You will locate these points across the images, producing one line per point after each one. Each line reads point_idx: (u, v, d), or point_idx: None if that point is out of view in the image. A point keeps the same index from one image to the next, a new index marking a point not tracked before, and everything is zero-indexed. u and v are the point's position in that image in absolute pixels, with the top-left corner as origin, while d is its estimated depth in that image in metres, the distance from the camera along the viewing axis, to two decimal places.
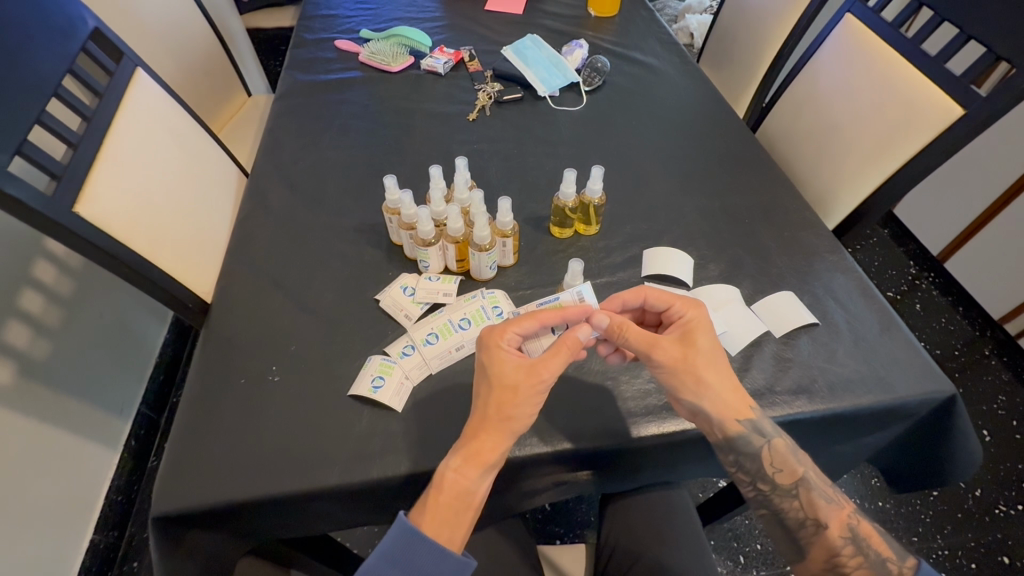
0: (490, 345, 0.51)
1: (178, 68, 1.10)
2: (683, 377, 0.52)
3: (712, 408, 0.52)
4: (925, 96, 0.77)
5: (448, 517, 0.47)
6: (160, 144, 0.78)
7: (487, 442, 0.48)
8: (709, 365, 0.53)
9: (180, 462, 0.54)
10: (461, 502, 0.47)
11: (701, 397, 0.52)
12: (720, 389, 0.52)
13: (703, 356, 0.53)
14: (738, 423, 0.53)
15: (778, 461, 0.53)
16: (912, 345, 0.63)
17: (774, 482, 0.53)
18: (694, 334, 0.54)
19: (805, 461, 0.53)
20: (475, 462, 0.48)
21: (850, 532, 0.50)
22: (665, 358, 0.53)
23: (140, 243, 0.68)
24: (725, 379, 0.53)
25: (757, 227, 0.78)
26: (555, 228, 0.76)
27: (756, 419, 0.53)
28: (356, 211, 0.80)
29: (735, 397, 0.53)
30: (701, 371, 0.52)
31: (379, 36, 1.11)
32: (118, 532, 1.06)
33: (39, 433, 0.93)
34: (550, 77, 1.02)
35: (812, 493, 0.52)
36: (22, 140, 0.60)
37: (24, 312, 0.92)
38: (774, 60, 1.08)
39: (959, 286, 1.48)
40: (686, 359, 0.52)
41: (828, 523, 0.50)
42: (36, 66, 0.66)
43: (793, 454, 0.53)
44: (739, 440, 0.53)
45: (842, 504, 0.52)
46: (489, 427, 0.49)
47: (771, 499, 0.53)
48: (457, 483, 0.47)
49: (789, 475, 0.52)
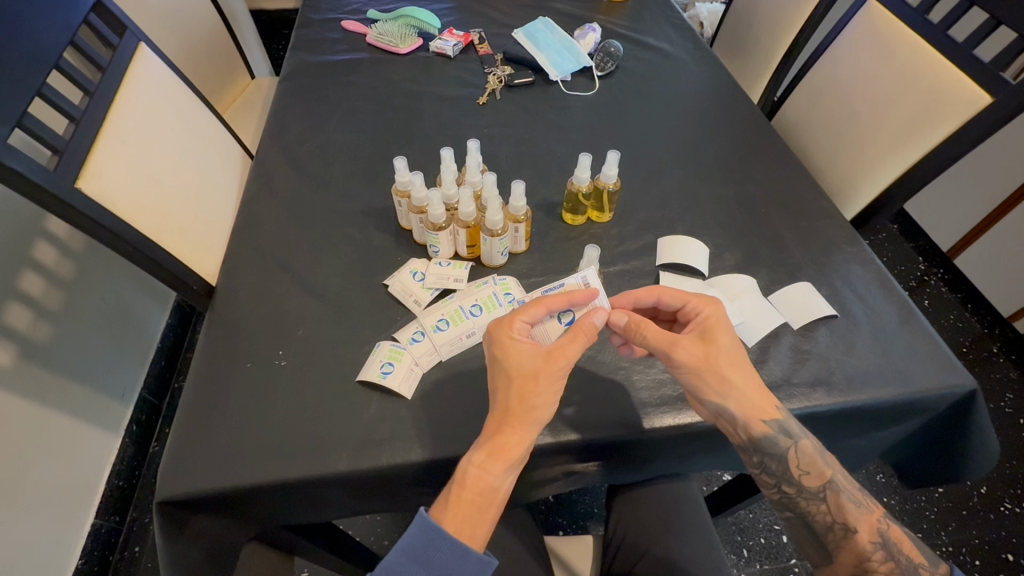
0: (502, 337, 0.50)
1: (180, 46, 1.07)
2: (707, 376, 0.51)
3: (737, 409, 0.51)
4: (951, 83, 0.75)
5: (472, 514, 0.45)
6: (164, 121, 0.76)
7: (511, 438, 0.47)
8: (732, 365, 0.52)
9: (185, 447, 0.53)
10: (484, 498, 0.46)
11: (726, 398, 0.51)
12: (744, 388, 0.51)
13: (725, 356, 0.52)
14: (764, 424, 0.52)
15: (805, 463, 0.52)
16: (932, 338, 0.62)
17: (800, 484, 0.52)
18: (714, 333, 0.53)
19: (833, 464, 0.53)
20: (499, 458, 0.46)
21: (880, 537, 0.50)
22: (688, 358, 0.51)
23: (143, 222, 0.67)
24: (748, 378, 0.52)
25: (773, 217, 0.76)
26: (568, 215, 0.75)
27: (782, 420, 0.52)
28: (364, 195, 0.79)
29: (760, 397, 0.52)
30: (725, 371, 0.51)
31: (387, 17, 1.09)
32: (119, 517, 1.06)
33: (39, 417, 0.91)
34: (562, 61, 1.00)
35: (840, 496, 0.51)
36: (23, 112, 0.58)
37: (24, 293, 0.91)
38: (791, 48, 1.05)
39: (969, 282, 1.46)
40: (708, 359, 0.51)
41: (857, 527, 0.50)
42: (37, 37, 0.64)
43: (822, 456, 0.52)
44: (765, 441, 0.52)
45: (872, 508, 0.51)
46: (513, 421, 0.47)
47: (798, 501, 0.53)
48: (479, 479, 0.46)
49: (817, 478, 0.52)
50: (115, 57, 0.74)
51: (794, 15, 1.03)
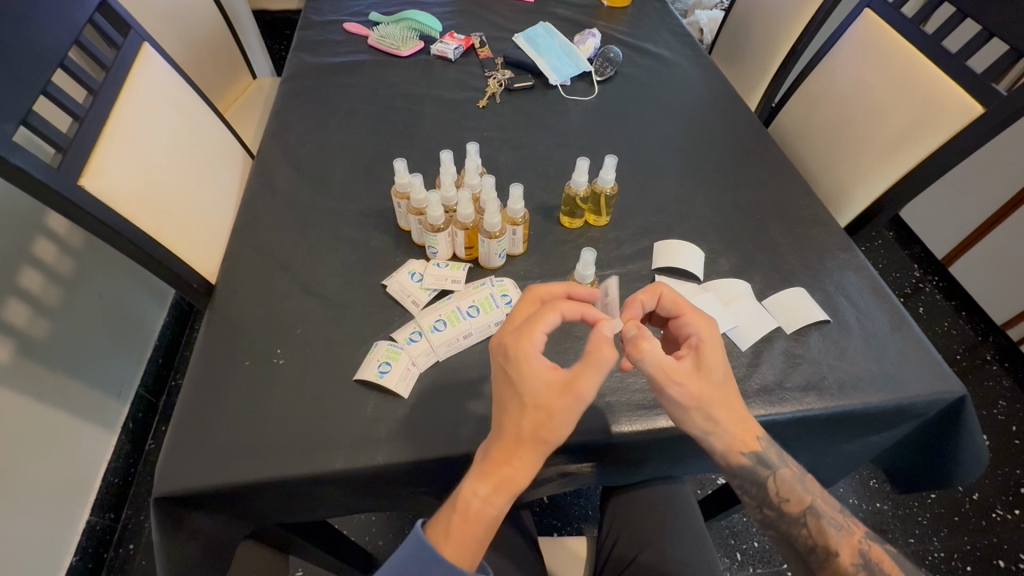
0: (522, 355, 0.46)
1: (182, 44, 1.08)
2: (695, 412, 0.51)
3: (716, 441, 0.52)
4: (945, 93, 0.76)
5: (474, 543, 0.45)
6: (167, 121, 0.77)
7: (519, 472, 0.46)
8: (720, 402, 0.51)
9: (182, 444, 0.54)
10: (487, 529, 0.46)
11: (710, 433, 0.52)
12: (730, 426, 0.51)
13: (715, 392, 0.51)
14: (742, 456, 0.52)
15: (785, 490, 0.53)
16: (923, 344, 0.63)
17: (781, 510, 0.54)
18: (710, 365, 0.51)
19: (813, 489, 0.54)
20: (505, 493, 0.46)
21: (861, 559, 0.51)
22: (682, 394, 0.50)
23: (145, 219, 0.67)
24: (734, 415, 0.52)
25: (768, 222, 0.77)
26: (565, 218, 0.76)
27: (761, 451, 0.53)
28: (363, 195, 0.79)
29: (741, 429, 0.52)
30: (713, 410, 0.51)
31: (389, 20, 1.09)
32: (114, 514, 1.06)
33: (38, 414, 0.92)
34: (562, 66, 1.01)
35: (821, 521, 0.53)
36: (28, 110, 0.58)
37: (23, 290, 0.91)
38: (787, 56, 1.07)
39: (962, 290, 1.48)
40: (699, 395, 0.50)
41: (839, 549, 0.52)
42: (43, 36, 0.65)
43: (801, 483, 0.54)
44: (742, 469, 0.53)
45: (852, 529, 0.53)
46: (523, 453, 0.46)
47: (779, 524, 0.54)
48: (483, 511, 0.46)
49: (796, 504, 0.53)
50: (119, 57, 0.75)
51: (793, 23, 1.04)
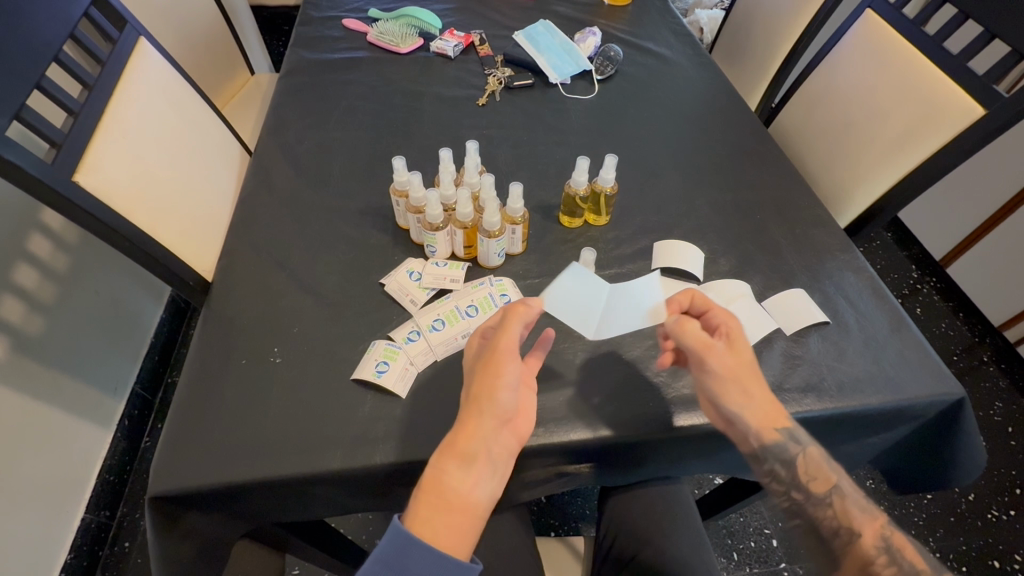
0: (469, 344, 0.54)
1: (180, 39, 1.07)
2: (732, 385, 0.53)
3: (750, 417, 0.53)
4: (947, 94, 0.76)
5: (432, 514, 0.44)
6: (163, 117, 0.76)
7: (464, 434, 0.47)
8: (754, 376, 0.54)
9: (178, 443, 0.53)
10: (445, 501, 0.45)
11: (744, 406, 0.53)
12: (763, 400, 0.53)
13: (750, 366, 0.54)
14: (774, 431, 0.53)
15: (812, 468, 0.52)
16: (922, 346, 0.63)
17: (807, 490, 0.51)
18: (743, 344, 0.55)
19: (839, 473, 0.52)
20: (454, 456, 0.46)
21: (883, 541, 0.46)
22: (718, 366, 0.53)
23: (141, 215, 0.67)
24: (766, 391, 0.54)
25: (768, 223, 0.77)
26: (565, 217, 0.75)
27: (791, 427, 0.53)
28: (362, 193, 0.79)
29: (771, 402, 0.54)
30: (747, 383, 0.53)
31: (388, 16, 1.08)
32: (109, 512, 1.05)
33: (33, 411, 0.92)
34: (563, 64, 1.00)
35: (846, 503, 0.50)
36: (21, 105, 0.58)
37: (18, 287, 0.90)
38: (788, 55, 1.06)
39: (960, 291, 1.48)
40: (735, 368, 0.53)
41: (862, 531, 0.48)
42: (38, 31, 0.64)
43: (828, 463, 0.52)
44: (774, 447, 0.53)
45: (877, 513, 0.49)
46: (467, 417, 0.48)
47: (806, 509, 0.51)
48: (438, 478, 0.46)
49: (822, 483, 0.51)
50: (115, 51, 0.74)
51: (794, 23, 1.04)
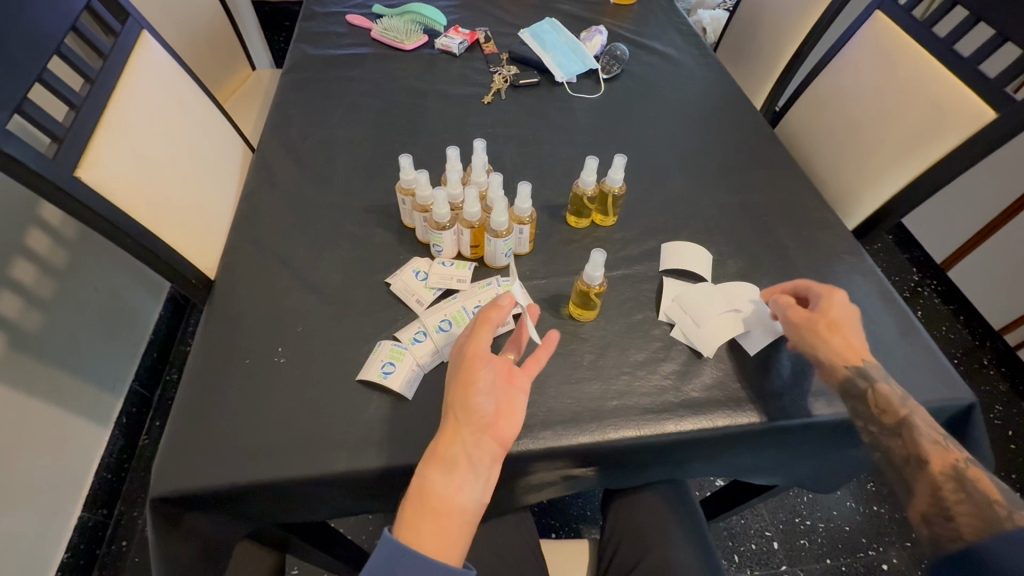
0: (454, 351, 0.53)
1: (181, 33, 1.05)
2: (805, 329, 0.58)
3: (822, 353, 0.57)
4: (957, 97, 0.76)
5: (415, 520, 0.44)
6: (165, 111, 0.75)
7: (444, 440, 0.47)
8: (834, 323, 0.58)
9: (180, 443, 0.52)
10: (427, 508, 0.44)
11: (816, 345, 0.57)
12: (835, 343, 0.57)
13: (832, 316, 0.59)
14: (845, 368, 0.56)
15: (882, 402, 0.53)
16: (931, 350, 0.62)
17: (878, 422, 0.53)
18: (839, 300, 0.60)
19: (912, 405, 0.53)
20: (434, 463, 0.46)
21: (953, 470, 0.48)
22: (793, 315, 0.59)
23: (143, 211, 0.66)
24: (843, 338, 0.57)
25: (776, 225, 0.76)
26: (572, 217, 0.75)
27: (866, 367, 0.56)
28: (366, 191, 0.78)
29: (844, 346, 0.57)
30: (822, 326, 0.58)
31: (392, 13, 1.07)
32: (106, 510, 1.04)
33: (30, 408, 0.91)
34: (569, 62, 0.99)
35: (915, 434, 0.51)
36: (22, 97, 0.57)
37: (16, 282, 0.89)
38: (794, 56, 1.06)
39: (961, 295, 1.48)
40: (811, 316, 0.59)
41: (930, 459, 0.50)
42: (39, 22, 0.63)
43: (899, 397, 0.53)
44: (847, 385, 0.55)
45: (950, 445, 0.50)
46: (446, 424, 0.48)
47: (877, 440, 0.53)
48: (420, 487, 0.45)
49: (892, 416, 0.52)
50: (118, 44, 0.73)
51: (801, 24, 1.03)
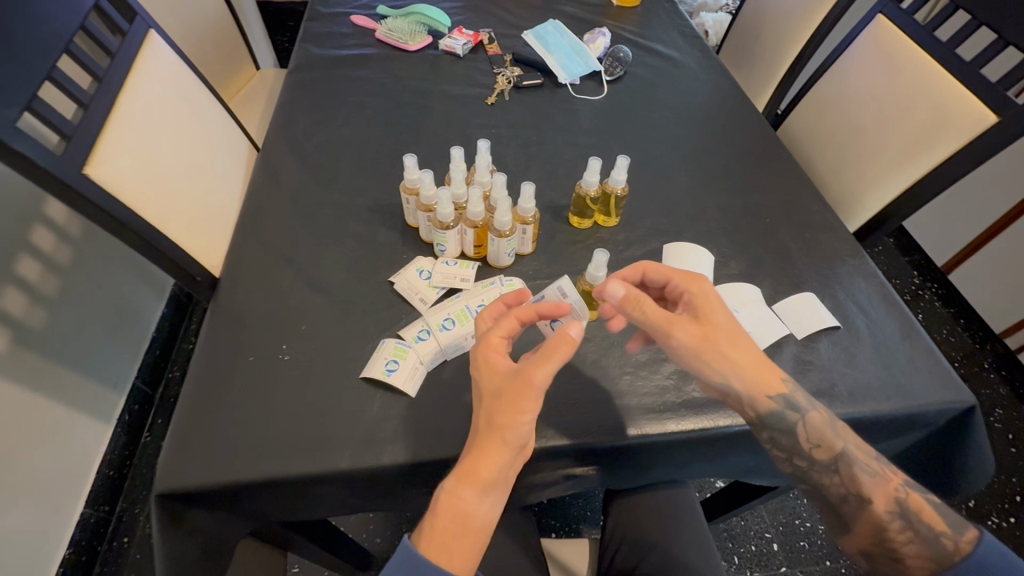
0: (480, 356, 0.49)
1: (187, 33, 1.06)
2: (708, 359, 0.52)
3: (738, 385, 0.52)
4: (959, 101, 0.76)
5: (447, 539, 0.43)
6: (172, 110, 0.76)
7: (484, 462, 0.45)
8: (732, 343, 0.52)
9: (185, 440, 0.53)
10: (460, 527, 0.44)
11: (728, 376, 0.52)
12: (745, 369, 0.52)
13: (723, 334, 0.52)
14: (768, 399, 0.52)
15: (815, 436, 0.52)
16: (932, 353, 0.62)
17: (812, 457, 0.52)
18: (710, 313, 0.53)
19: (844, 435, 0.52)
20: (470, 483, 0.44)
21: (897, 507, 0.49)
22: (687, 340, 0.51)
23: (149, 208, 0.66)
24: (749, 361, 0.52)
25: (778, 227, 0.77)
26: (574, 218, 0.75)
27: (789, 394, 0.53)
28: (370, 190, 0.79)
29: (762, 372, 0.52)
30: (726, 351, 0.52)
31: (396, 13, 1.08)
32: (109, 507, 1.04)
33: (33, 403, 0.91)
34: (572, 64, 1.00)
35: (853, 468, 0.51)
36: (31, 95, 0.57)
37: (21, 279, 0.90)
38: (796, 59, 1.06)
39: (962, 298, 1.48)
40: (706, 339, 0.52)
41: (872, 497, 0.50)
42: (49, 21, 0.64)
43: (830, 429, 0.52)
44: (770, 417, 0.52)
45: (888, 477, 0.50)
46: (484, 443, 0.45)
47: (811, 474, 0.53)
48: (454, 505, 0.44)
49: (827, 451, 0.52)
50: (126, 43, 0.73)
51: (803, 27, 1.04)
